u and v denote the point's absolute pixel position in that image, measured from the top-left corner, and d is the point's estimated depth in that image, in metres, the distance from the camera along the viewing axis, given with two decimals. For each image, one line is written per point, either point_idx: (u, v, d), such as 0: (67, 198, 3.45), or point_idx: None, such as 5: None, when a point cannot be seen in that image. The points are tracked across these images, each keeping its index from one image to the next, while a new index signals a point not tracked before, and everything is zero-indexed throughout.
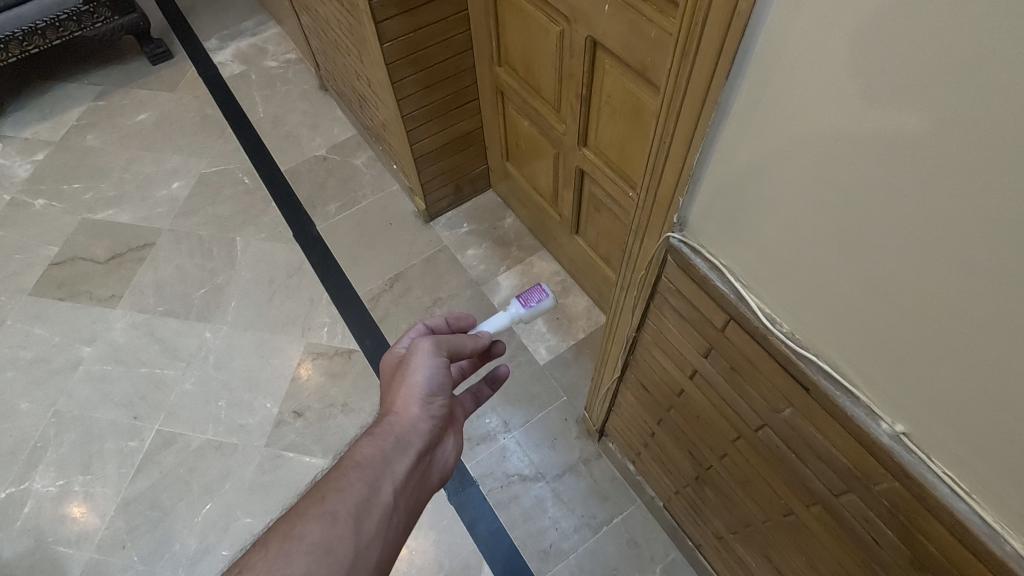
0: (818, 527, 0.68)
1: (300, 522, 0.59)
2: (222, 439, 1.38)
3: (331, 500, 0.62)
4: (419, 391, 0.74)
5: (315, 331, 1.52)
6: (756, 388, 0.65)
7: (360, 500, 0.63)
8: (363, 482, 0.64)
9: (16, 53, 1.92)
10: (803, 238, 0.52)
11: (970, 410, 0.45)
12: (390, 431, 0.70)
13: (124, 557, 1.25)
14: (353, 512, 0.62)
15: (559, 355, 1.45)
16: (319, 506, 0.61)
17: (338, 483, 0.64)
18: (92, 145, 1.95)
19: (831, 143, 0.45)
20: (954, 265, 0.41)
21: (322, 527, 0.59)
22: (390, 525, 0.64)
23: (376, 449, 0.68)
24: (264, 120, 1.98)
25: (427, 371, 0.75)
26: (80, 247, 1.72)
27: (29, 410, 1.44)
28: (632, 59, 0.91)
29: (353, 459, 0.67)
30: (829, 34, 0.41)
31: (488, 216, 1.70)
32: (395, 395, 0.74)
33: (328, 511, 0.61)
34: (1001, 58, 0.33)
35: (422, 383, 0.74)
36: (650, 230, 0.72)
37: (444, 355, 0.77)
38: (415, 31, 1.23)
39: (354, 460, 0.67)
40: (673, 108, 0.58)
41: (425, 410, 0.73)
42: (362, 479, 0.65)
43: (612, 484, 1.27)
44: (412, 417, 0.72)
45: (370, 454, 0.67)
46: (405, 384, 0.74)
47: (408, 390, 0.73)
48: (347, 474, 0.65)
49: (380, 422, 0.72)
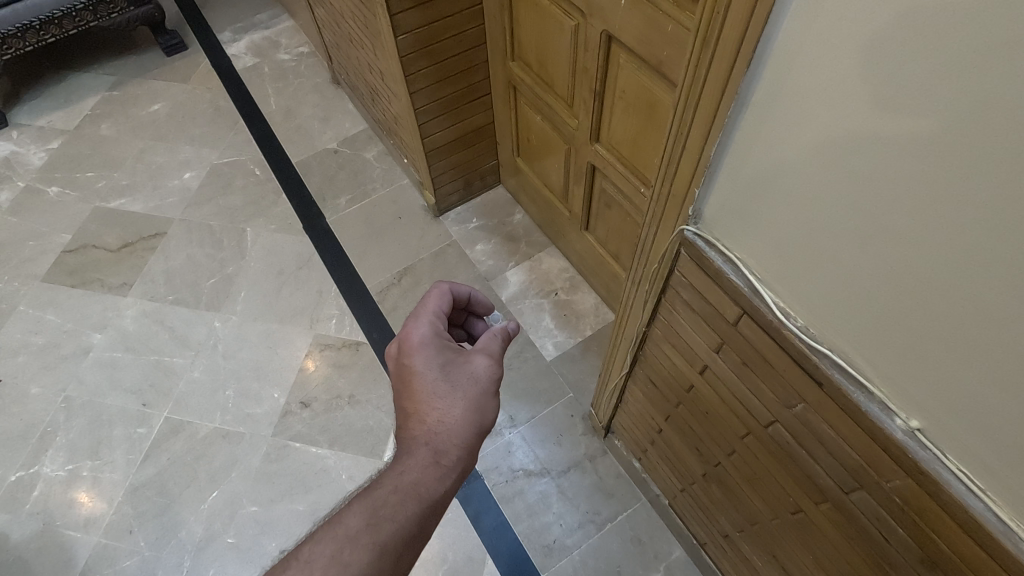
0: (828, 524, 0.68)
1: (348, 546, 0.58)
2: (229, 428, 1.39)
3: (384, 531, 0.60)
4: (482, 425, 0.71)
5: (323, 323, 1.53)
6: (767, 383, 0.65)
7: (413, 538, 0.62)
8: (420, 520, 0.63)
9: (33, 42, 1.93)
10: (821, 230, 0.51)
11: (985, 405, 0.45)
12: (453, 463, 0.67)
13: (130, 543, 1.26)
14: (404, 551, 0.61)
15: (566, 352, 1.45)
16: (370, 533, 0.60)
17: (391, 511, 0.62)
18: (105, 135, 1.97)
19: (853, 133, 0.44)
20: (971, 260, 0.40)
21: (370, 560, 0.58)
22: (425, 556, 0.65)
23: (439, 484, 0.65)
24: (277, 113, 1.99)
25: (490, 400, 0.72)
26: (92, 235, 1.73)
27: (39, 394, 1.45)
28: (648, 55, 0.91)
29: (415, 488, 0.64)
30: (846, 26, 0.41)
31: (498, 211, 1.70)
32: (459, 419, 0.69)
33: (379, 543, 0.59)
34: (1014, 54, 0.33)
35: (487, 417, 0.71)
36: (665, 223, 0.71)
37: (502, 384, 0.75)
38: (430, 24, 1.23)
39: (416, 491, 0.64)
40: (691, 99, 0.58)
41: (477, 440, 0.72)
42: (421, 516, 0.63)
43: (617, 481, 1.27)
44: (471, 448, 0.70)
45: (434, 488, 0.65)
46: (472, 410, 0.70)
47: (475, 420, 0.70)
48: (409, 506, 0.63)
49: (440, 445, 0.67)
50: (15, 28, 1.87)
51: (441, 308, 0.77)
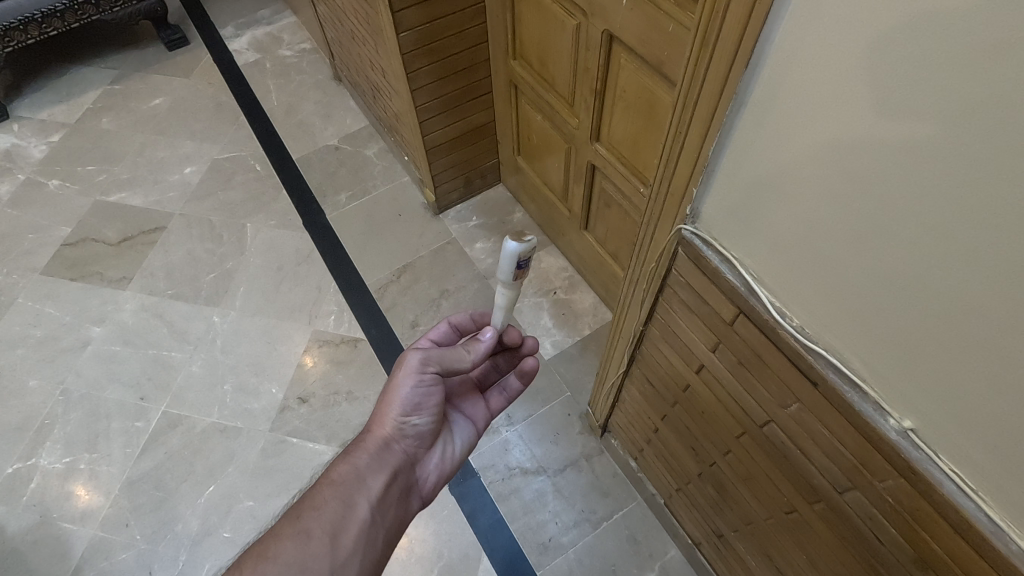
0: (821, 524, 0.68)
1: (274, 542, 0.65)
2: (227, 423, 1.39)
3: (307, 519, 0.68)
4: (397, 410, 0.77)
5: (322, 319, 1.53)
6: (764, 383, 0.65)
7: (334, 519, 0.69)
8: (336, 501, 0.70)
9: (34, 34, 1.93)
10: (818, 231, 0.51)
11: (975, 404, 0.45)
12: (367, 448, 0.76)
13: (127, 536, 1.26)
14: (327, 530, 0.68)
15: (564, 351, 1.45)
16: (294, 525, 0.67)
17: (314, 502, 0.70)
18: (107, 128, 1.97)
19: (856, 132, 0.44)
20: (973, 261, 0.40)
21: (296, 545, 0.65)
22: (369, 539, 0.70)
23: (350, 467, 0.74)
24: (278, 109, 1.99)
25: (409, 387, 0.76)
26: (93, 228, 1.73)
27: (37, 387, 1.45)
28: (649, 54, 0.91)
29: (331, 476, 0.74)
30: (844, 30, 0.41)
31: (498, 210, 1.70)
32: (378, 409, 0.78)
33: (303, 530, 0.67)
34: (1009, 56, 0.33)
35: (401, 402, 0.76)
36: (662, 223, 0.72)
37: (429, 370, 0.76)
38: (432, 22, 1.23)
39: (331, 477, 0.73)
40: (690, 99, 0.58)
41: (403, 428, 0.79)
42: (338, 496, 0.71)
43: (613, 480, 1.27)
44: (391, 435, 0.78)
45: (344, 472, 0.74)
46: (388, 399, 0.77)
47: (388, 406, 0.77)
48: (323, 491, 0.72)
49: (364, 436, 0.78)
50: (17, 20, 1.87)
51: (431, 334, 0.91)
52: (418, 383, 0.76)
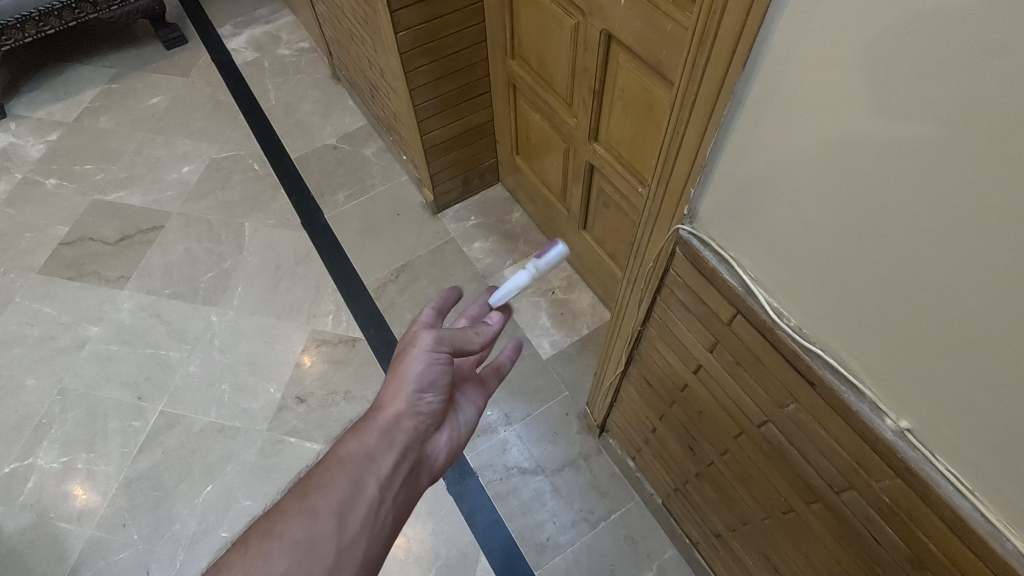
0: (819, 524, 0.68)
1: (281, 518, 0.64)
2: (224, 422, 1.39)
3: (316, 495, 0.66)
4: (407, 388, 0.76)
5: (320, 319, 1.53)
6: (761, 383, 0.65)
7: (343, 496, 0.67)
8: (345, 479, 0.69)
9: (32, 33, 1.93)
10: (816, 231, 0.51)
11: (972, 404, 0.45)
12: (376, 426, 0.75)
13: (124, 536, 1.26)
14: (335, 508, 0.66)
15: (562, 350, 1.45)
16: (302, 502, 0.66)
17: (321, 479, 0.68)
18: (104, 127, 1.96)
19: (853, 133, 0.44)
20: (969, 262, 0.40)
21: (302, 523, 0.64)
22: (377, 519, 0.68)
23: (359, 444, 0.72)
24: (276, 108, 1.99)
25: (420, 365, 0.77)
26: (90, 227, 1.73)
27: (34, 386, 1.45)
28: (647, 54, 0.91)
29: (338, 454, 0.72)
30: (842, 30, 0.41)
31: (496, 210, 1.70)
32: (387, 388, 0.77)
33: (309, 507, 0.65)
34: (1007, 58, 0.33)
35: (411, 380, 0.76)
36: (660, 223, 0.72)
37: (439, 349, 0.78)
38: (430, 21, 1.23)
39: (339, 455, 0.71)
40: (688, 99, 0.58)
41: (411, 408, 0.78)
42: (347, 474, 0.69)
43: (611, 480, 1.27)
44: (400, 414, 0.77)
45: (353, 449, 0.72)
46: (397, 379, 0.77)
47: (398, 384, 0.76)
48: (330, 469, 0.70)
49: (372, 415, 0.76)
50: (15, 19, 1.86)
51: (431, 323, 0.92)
52: (429, 361, 0.77)
